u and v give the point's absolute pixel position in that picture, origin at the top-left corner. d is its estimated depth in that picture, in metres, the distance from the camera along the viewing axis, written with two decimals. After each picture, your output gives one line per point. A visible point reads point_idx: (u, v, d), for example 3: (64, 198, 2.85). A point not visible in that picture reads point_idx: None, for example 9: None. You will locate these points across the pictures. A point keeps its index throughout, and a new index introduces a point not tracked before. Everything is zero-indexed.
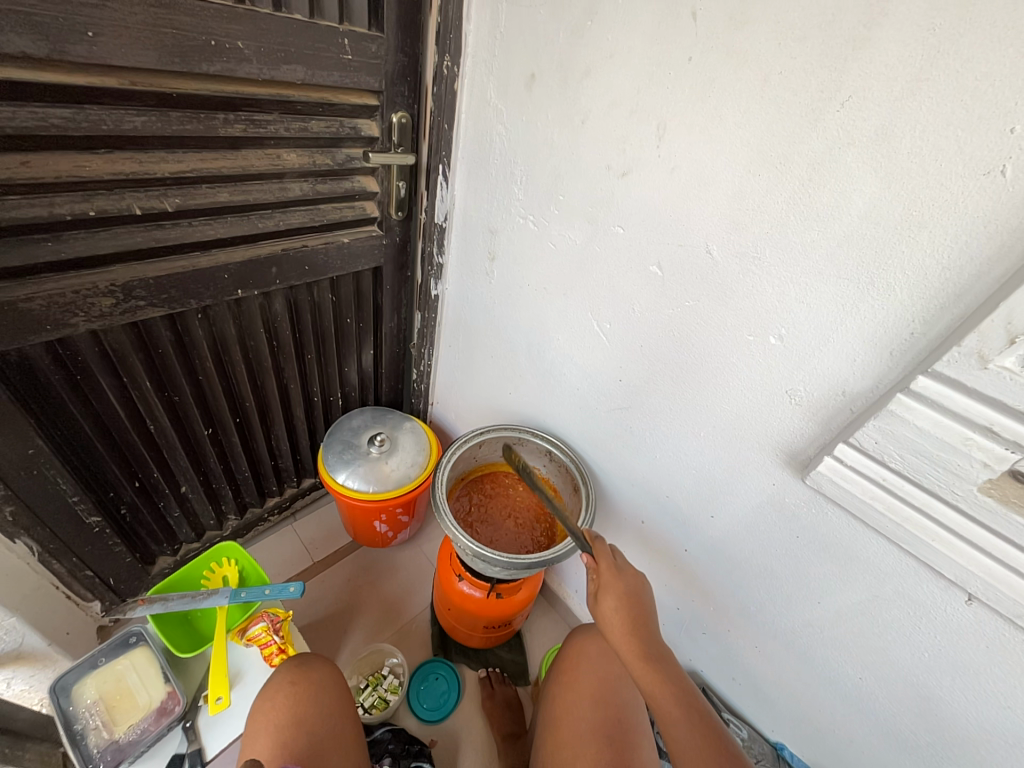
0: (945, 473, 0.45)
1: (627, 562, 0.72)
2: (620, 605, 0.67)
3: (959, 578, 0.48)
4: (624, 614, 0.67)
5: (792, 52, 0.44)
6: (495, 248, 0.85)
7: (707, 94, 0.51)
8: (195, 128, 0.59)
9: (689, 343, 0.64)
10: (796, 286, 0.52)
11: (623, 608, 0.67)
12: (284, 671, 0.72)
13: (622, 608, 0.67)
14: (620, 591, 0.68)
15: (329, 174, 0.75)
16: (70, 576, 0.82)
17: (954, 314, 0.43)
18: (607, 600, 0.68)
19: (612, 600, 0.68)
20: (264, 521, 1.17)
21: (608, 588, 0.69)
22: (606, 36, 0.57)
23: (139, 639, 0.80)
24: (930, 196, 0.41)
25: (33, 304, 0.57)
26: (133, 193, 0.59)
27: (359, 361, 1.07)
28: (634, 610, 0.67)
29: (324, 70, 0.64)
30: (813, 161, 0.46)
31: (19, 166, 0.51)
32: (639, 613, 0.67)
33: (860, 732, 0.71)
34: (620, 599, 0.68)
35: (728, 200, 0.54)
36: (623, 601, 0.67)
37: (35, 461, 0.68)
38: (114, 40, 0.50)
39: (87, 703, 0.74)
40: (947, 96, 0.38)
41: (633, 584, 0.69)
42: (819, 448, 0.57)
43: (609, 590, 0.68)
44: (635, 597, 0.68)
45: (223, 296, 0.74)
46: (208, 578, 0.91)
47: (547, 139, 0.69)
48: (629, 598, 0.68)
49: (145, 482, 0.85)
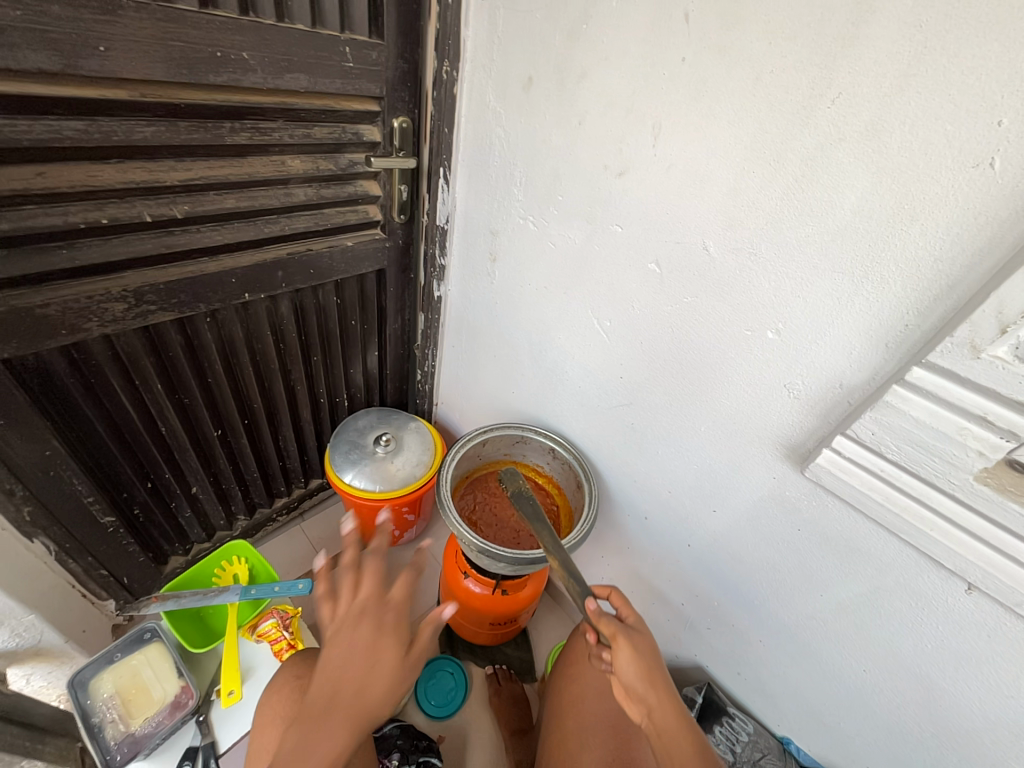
0: (942, 463, 0.45)
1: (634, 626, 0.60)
2: (640, 666, 0.56)
3: (958, 567, 0.49)
4: (645, 676, 0.56)
5: (783, 51, 0.45)
6: (496, 250, 0.86)
7: (700, 93, 0.52)
8: (203, 137, 0.61)
9: (689, 339, 0.65)
10: (792, 281, 0.52)
11: (643, 668, 0.56)
12: (290, 665, 0.74)
13: (642, 667, 0.56)
14: (641, 647, 0.57)
15: (333, 179, 0.77)
16: (85, 575, 0.84)
17: (946, 306, 0.44)
18: (627, 659, 0.56)
19: (634, 660, 0.56)
20: (273, 522, 1.19)
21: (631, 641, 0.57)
22: (602, 38, 0.58)
23: (153, 636, 0.82)
24: (920, 189, 0.42)
25: (50, 310, 0.59)
26: (144, 201, 0.61)
27: (364, 362, 1.08)
28: (657, 673, 0.57)
29: (327, 78, 0.66)
30: (806, 157, 0.47)
31: (35, 176, 0.52)
32: (664, 675, 0.58)
33: (865, 726, 0.71)
34: (641, 658, 0.56)
35: (723, 197, 0.54)
36: (642, 659, 0.56)
37: (51, 463, 0.70)
38: (124, 53, 0.51)
39: (104, 697, 0.75)
40: (935, 91, 0.39)
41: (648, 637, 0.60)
42: (818, 440, 0.57)
43: (630, 648, 0.56)
44: (652, 649, 0.59)
45: (231, 300, 0.76)
46: (219, 577, 0.93)
47: (546, 140, 0.70)
48: (648, 652, 0.58)
49: (157, 483, 0.87)
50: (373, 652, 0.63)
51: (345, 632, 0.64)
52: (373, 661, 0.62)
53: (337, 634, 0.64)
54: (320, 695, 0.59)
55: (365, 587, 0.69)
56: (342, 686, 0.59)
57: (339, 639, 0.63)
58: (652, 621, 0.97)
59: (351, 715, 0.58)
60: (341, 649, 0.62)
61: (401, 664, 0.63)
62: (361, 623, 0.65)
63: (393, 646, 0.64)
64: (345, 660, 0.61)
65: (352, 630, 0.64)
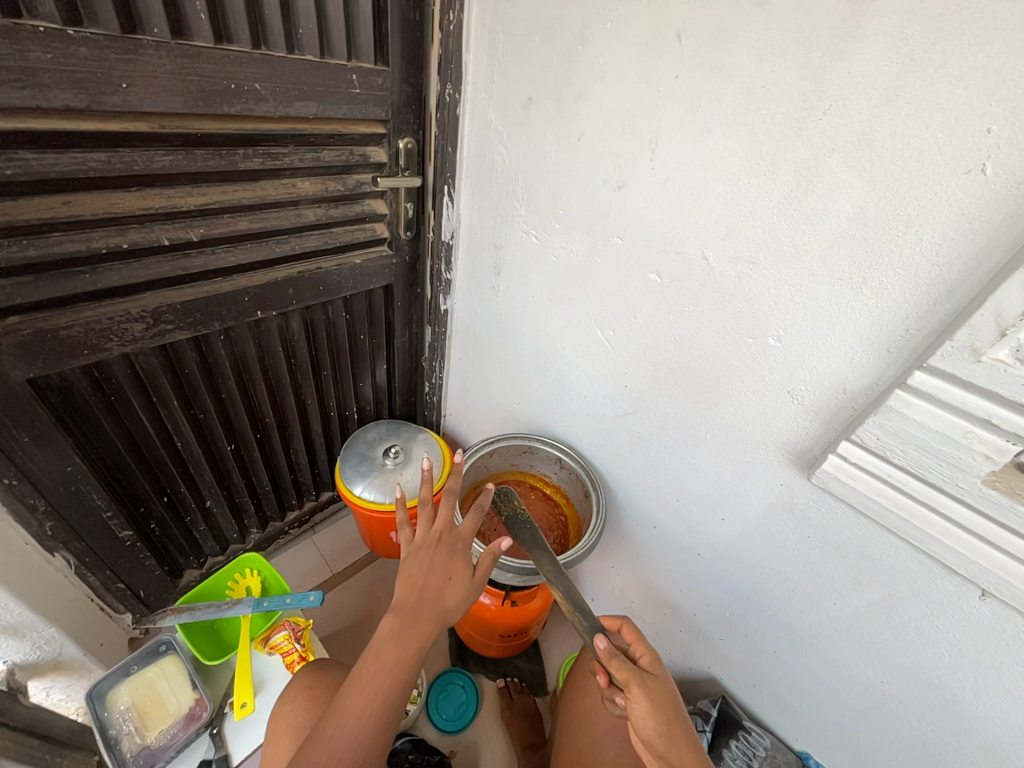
0: (948, 467, 0.45)
1: (649, 671, 0.58)
2: (658, 717, 0.54)
3: (971, 573, 0.48)
4: (664, 729, 0.54)
5: (774, 66, 0.46)
6: (501, 264, 0.88)
7: (695, 108, 0.53)
8: (217, 163, 0.64)
9: (692, 348, 0.65)
10: (792, 288, 0.53)
11: (661, 719, 0.54)
12: (302, 676, 0.74)
13: (660, 718, 0.54)
14: (659, 696, 0.56)
15: (341, 199, 0.80)
16: (103, 588, 0.86)
17: (946, 310, 0.44)
18: (644, 710, 0.54)
19: (650, 711, 0.54)
20: (285, 534, 1.21)
21: (648, 688, 0.56)
22: (598, 58, 0.60)
23: (168, 648, 0.83)
24: (915, 196, 0.42)
25: (73, 330, 0.62)
26: (162, 226, 0.64)
27: (373, 376, 1.10)
28: (677, 725, 0.55)
29: (334, 104, 0.69)
30: (801, 168, 0.48)
31: (61, 205, 0.55)
32: (683, 723, 0.56)
33: (885, 739, 0.69)
34: (658, 707, 0.55)
35: (721, 207, 0.55)
36: (659, 709, 0.55)
37: (73, 478, 0.72)
38: (145, 89, 0.54)
39: (121, 709, 0.76)
40: (924, 101, 0.40)
41: (665, 682, 0.59)
42: (824, 446, 0.57)
43: (645, 697, 0.54)
44: (670, 695, 0.57)
45: (244, 318, 0.78)
46: (232, 589, 0.93)
47: (546, 157, 0.72)
48: (666, 700, 0.56)
49: (173, 497, 0.89)
50: (449, 571, 0.62)
51: (423, 552, 0.62)
52: (449, 580, 0.61)
53: (415, 552, 0.62)
54: (400, 608, 0.58)
55: (439, 515, 0.65)
56: (419, 601, 0.59)
57: (416, 562, 0.61)
58: (663, 632, 0.96)
59: (428, 626, 0.58)
60: (420, 570, 0.60)
61: (472, 586, 0.62)
62: (439, 545, 0.63)
63: (464, 566, 0.63)
64: (422, 579, 0.60)
65: (432, 548, 0.62)
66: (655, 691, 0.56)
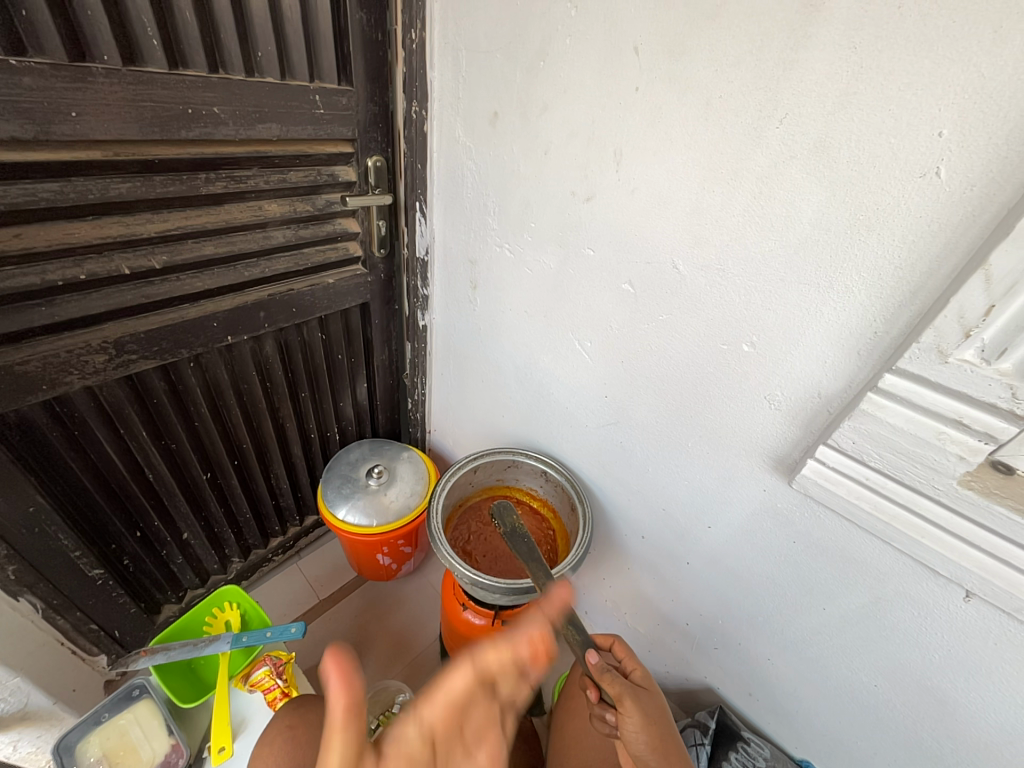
0: (925, 469, 0.45)
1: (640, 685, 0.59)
2: (649, 731, 0.54)
3: (954, 574, 0.48)
4: (657, 745, 0.54)
5: (729, 76, 0.47)
6: (476, 278, 0.87)
7: (657, 118, 0.54)
8: (178, 188, 0.62)
9: (669, 356, 0.65)
10: (761, 294, 0.53)
11: (653, 735, 0.54)
12: (282, 714, 0.71)
13: (652, 734, 0.54)
14: (651, 710, 0.56)
15: (311, 220, 0.78)
16: (74, 631, 0.82)
17: (912, 312, 0.44)
18: (635, 725, 0.54)
19: (643, 727, 0.54)
20: (269, 562, 1.17)
21: (638, 701, 0.56)
22: (560, 73, 0.60)
23: (142, 692, 0.80)
24: (873, 201, 0.43)
25: (29, 366, 0.60)
26: (122, 255, 0.62)
27: (353, 395, 1.08)
28: (667, 739, 0.54)
29: (298, 125, 0.68)
30: (761, 176, 0.48)
31: (12, 238, 0.53)
32: (675, 740, 0.55)
33: (883, 744, 0.68)
34: (650, 722, 0.54)
35: (688, 216, 0.55)
36: (651, 724, 0.54)
37: (37, 518, 0.69)
38: (95, 116, 0.53)
39: (90, 762, 0.72)
40: (875, 107, 0.40)
41: (656, 696, 0.59)
42: (804, 450, 0.57)
43: (638, 711, 0.54)
44: (661, 710, 0.57)
45: (214, 344, 0.77)
46: (211, 624, 0.90)
47: (515, 171, 0.72)
48: (657, 714, 0.56)
49: (146, 532, 0.86)
50: None
51: None
52: None
53: None
54: None
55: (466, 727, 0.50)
56: None
57: None
58: (658, 644, 0.94)
59: None
60: None
61: None
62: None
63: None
64: None
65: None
66: (646, 703, 0.56)
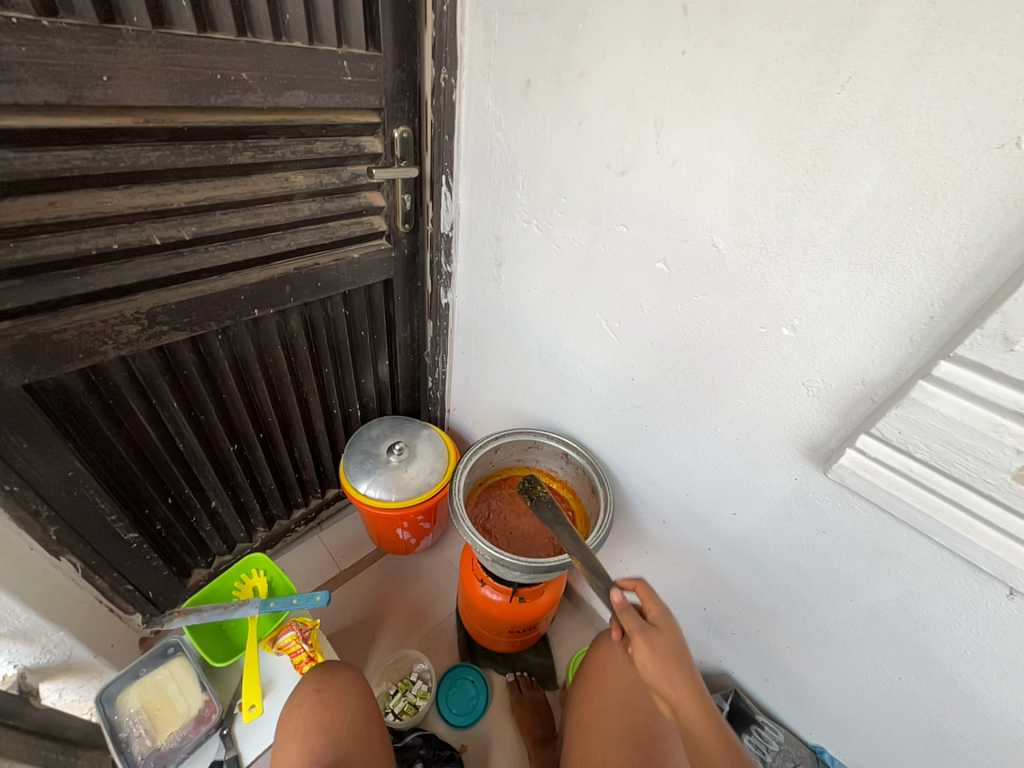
0: (976, 462, 0.43)
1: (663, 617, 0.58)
2: (663, 666, 0.52)
3: (998, 571, 0.46)
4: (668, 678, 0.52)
5: (787, 37, 0.43)
6: (501, 255, 0.85)
7: (703, 86, 0.50)
8: (207, 158, 0.62)
9: (703, 339, 0.63)
10: (806, 275, 0.50)
11: (667, 669, 0.52)
12: (310, 678, 0.73)
13: (665, 668, 0.52)
14: (666, 647, 0.53)
15: (336, 192, 0.77)
16: (112, 590, 0.86)
17: (976, 295, 0.41)
18: (647, 660, 0.53)
19: (656, 662, 0.52)
20: (292, 532, 1.21)
21: (649, 636, 0.54)
22: (599, 36, 0.57)
23: (177, 649, 0.84)
24: (940, 174, 0.40)
25: (66, 335, 0.61)
26: (153, 225, 0.62)
27: (375, 372, 1.09)
28: (685, 674, 0.52)
29: (326, 93, 0.66)
30: (815, 147, 0.45)
31: (47, 206, 0.54)
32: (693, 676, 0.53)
33: (903, 735, 0.68)
34: (665, 660, 0.52)
35: (730, 191, 0.53)
36: (665, 661, 0.52)
37: (75, 482, 0.71)
38: (127, 82, 0.52)
39: (131, 711, 0.77)
40: (952, 70, 0.37)
41: (674, 633, 0.56)
42: (841, 440, 0.55)
43: (649, 648, 0.53)
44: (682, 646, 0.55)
45: (241, 317, 0.77)
46: (239, 589, 0.93)
47: (546, 142, 0.69)
48: (676, 652, 0.53)
49: (178, 499, 0.89)
50: None
51: None
52: None
53: None
54: None
55: None
56: None
57: None
58: None
59: None
60: None
61: None
62: None
63: None
64: None
65: None
66: (660, 640, 0.54)
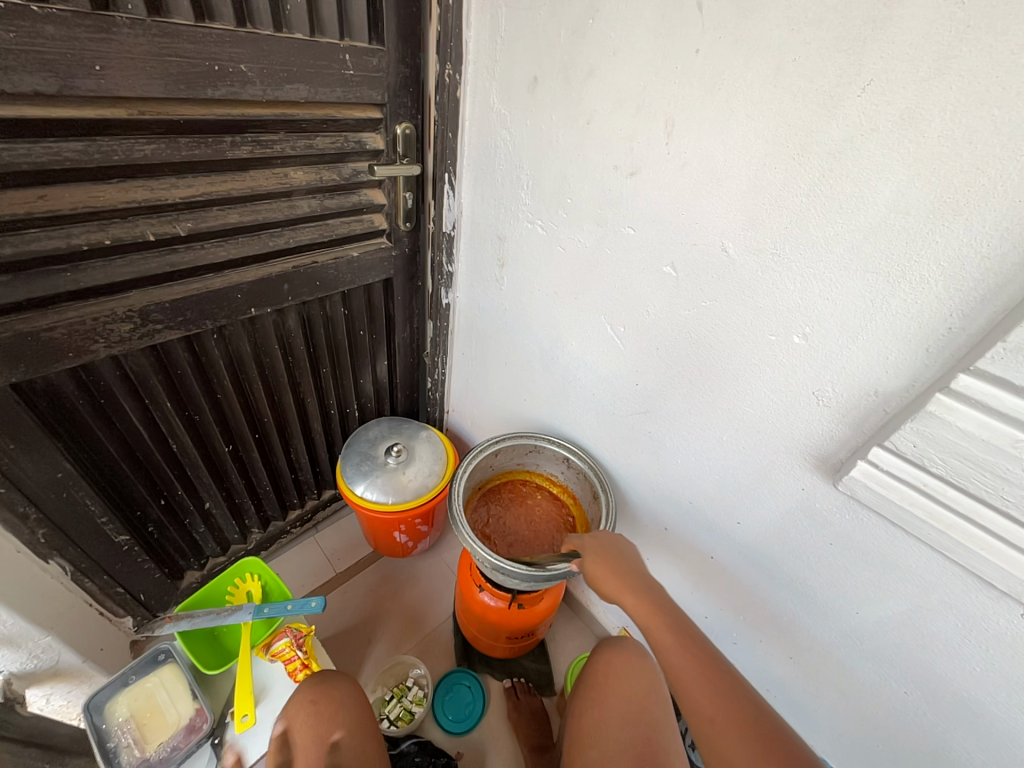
0: (994, 478, 0.41)
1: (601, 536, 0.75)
2: (597, 560, 0.71)
3: (1012, 589, 0.45)
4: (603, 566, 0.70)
5: (806, 37, 0.42)
6: (504, 255, 0.84)
7: (716, 86, 0.49)
8: (203, 152, 0.60)
9: (711, 345, 0.61)
10: (820, 283, 0.49)
11: (600, 563, 0.70)
12: (306, 688, 0.71)
13: (598, 563, 0.70)
14: (598, 550, 0.72)
15: (337, 189, 0.76)
16: (102, 594, 0.85)
17: (997, 306, 0.40)
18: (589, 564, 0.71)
19: (594, 562, 0.71)
20: (287, 534, 1.19)
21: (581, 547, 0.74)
22: (609, 34, 0.55)
23: (168, 655, 0.82)
24: (964, 182, 0.38)
25: (55, 333, 0.59)
26: (146, 220, 0.60)
27: (373, 372, 1.07)
28: (615, 565, 0.69)
29: (326, 87, 0.65)
30: (832, 151, 0.44)
31: (37, 199, 0.52)
32: (626, 567, 0.69)
33: (907, 750, 0.67)
34: (596, 557, 0.71)
35: (743, 195, 0.51)
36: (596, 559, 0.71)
37: (64, 484, 0.70)
38: (121, 72, 0.50)
39: (119, 721, 0.75)
40: (979, 74, 0.35)
41: (606, 541, 0.74)
42: (851, 451, 0.54)
43: (585, 557, 0.72)
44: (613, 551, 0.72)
45: (237, 315, 0.75)
46: (232, 593, 0.91)
47: (552, 141, 0.67)
48: (604, 552, 0.71)
49: (170, 500, 0.87)
50: None
51: None
52: None
53: None
54: None
55: None
56: None
57: None
58: None
59: None
60: None
61: None
62: None
63: None
64: None
65: None
66: (590, 546, 0.73)
